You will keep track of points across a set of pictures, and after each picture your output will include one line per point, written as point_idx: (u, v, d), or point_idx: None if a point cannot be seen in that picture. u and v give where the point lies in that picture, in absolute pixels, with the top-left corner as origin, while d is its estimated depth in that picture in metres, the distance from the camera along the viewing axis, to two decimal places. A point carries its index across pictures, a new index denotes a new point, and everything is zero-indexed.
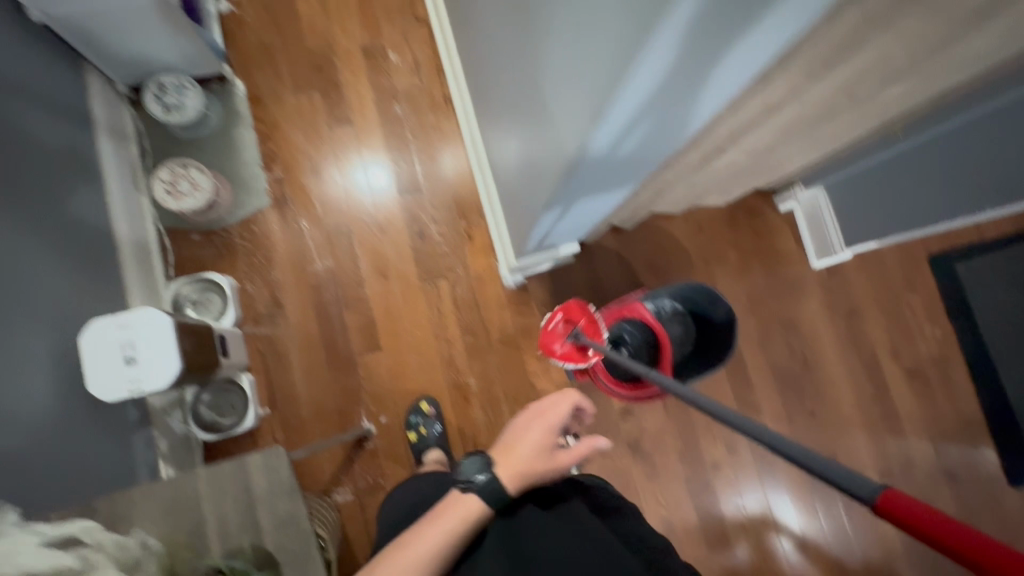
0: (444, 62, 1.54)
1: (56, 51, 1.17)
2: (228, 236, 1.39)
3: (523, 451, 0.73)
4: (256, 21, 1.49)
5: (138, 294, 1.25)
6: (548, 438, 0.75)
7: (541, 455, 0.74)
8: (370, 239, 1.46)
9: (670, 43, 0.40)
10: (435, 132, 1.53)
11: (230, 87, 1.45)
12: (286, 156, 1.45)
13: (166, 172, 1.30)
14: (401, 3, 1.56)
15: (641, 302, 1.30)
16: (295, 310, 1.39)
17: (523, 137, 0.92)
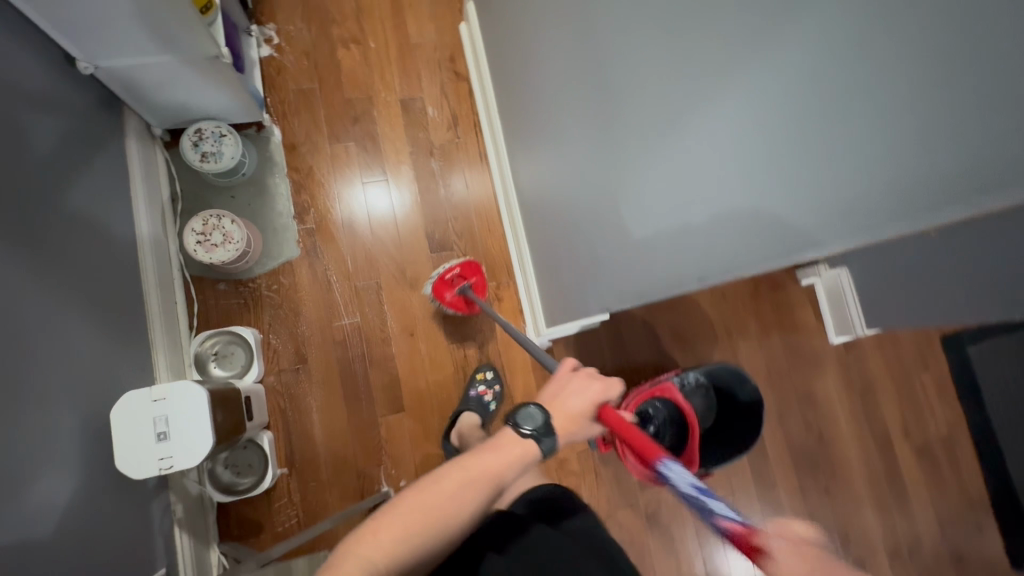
0: (482, 120, 1.55)
1: (97, 97, 1.14)
2: (255, 287, 1.36)
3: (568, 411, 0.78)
4: (298, 68, 1.48)
5: (161, 348, 1.21)
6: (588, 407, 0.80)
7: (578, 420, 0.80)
8: (399, 296, 1.44)
9: (907, 108, 0.35)
10: (469, 189, 1.53)
11: (268, 134, 1.43)
12: (318, 206, 1.43)
13: (199, 223, 1.28)
14: (442, 58, 1.57)
15: (671, 382, 1.30)
16: (319, 366, 1.37)
17: (598, 194, 0.89)
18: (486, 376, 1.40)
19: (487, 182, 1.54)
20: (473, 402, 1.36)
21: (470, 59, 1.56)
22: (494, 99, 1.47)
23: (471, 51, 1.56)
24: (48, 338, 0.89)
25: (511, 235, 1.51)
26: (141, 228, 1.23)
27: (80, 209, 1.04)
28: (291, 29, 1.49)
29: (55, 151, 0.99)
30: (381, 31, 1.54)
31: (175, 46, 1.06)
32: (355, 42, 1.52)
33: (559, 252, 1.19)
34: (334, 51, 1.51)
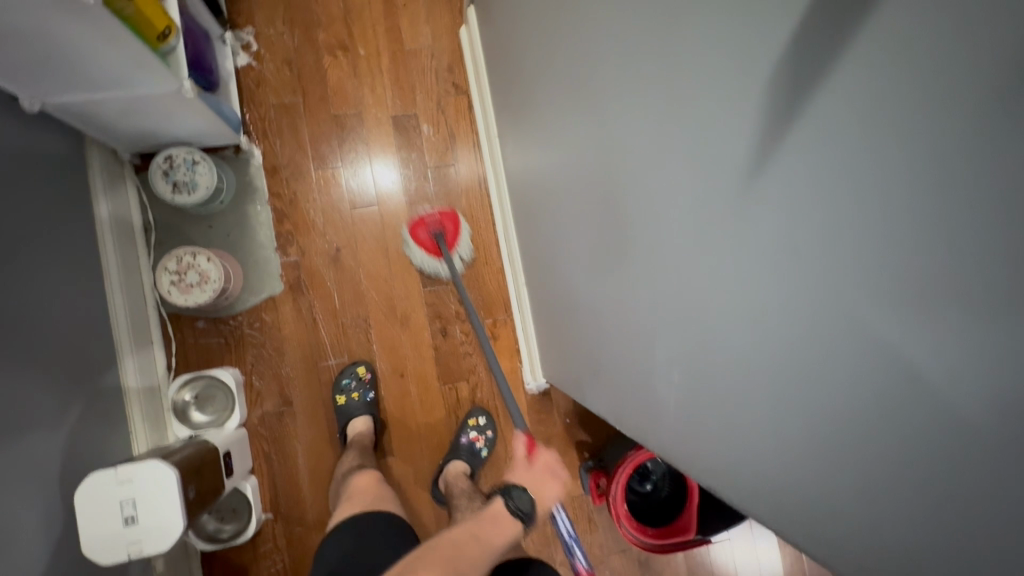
0: (482, 141, 1.42)
1: (51, 129, 1.03)
2: (236, 325, 1.29)
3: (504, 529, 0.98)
4: (279, 80, 1.35)
5: (136, 396, 1.16)
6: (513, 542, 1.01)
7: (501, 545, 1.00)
8: (388, 333, 1.36)
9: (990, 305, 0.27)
10: (466, 217, 1.43)
11: (247, 157, 1.32)
12: (302, 236, 1.34)
13: (173, 262, 1.19)
14: (440, 69, 1.42)
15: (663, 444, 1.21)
16: (305, 408, 1.31)
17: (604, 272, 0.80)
18: (479, 422, 1.35)
19: (485, 209, 1.43)
20: (463, 450, 1.31)
21: (470, 70, 1.42)
22: (494, 121, 1.34)
23: (471, 62, 1.41)
24: (4, 421, 0.82)
25: (510, 269, 1.41)
26: (110, 269, 1.15)
27: (38, 263, 0.95)
28: (272, 35, 1.35)
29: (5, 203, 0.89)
30: (373, 37, 1.40)
31: (133, 79, 0.94)
32: (342, 50, 1.38)
33: (556, 311, 1.10)
34: (320, 61, 1.37)
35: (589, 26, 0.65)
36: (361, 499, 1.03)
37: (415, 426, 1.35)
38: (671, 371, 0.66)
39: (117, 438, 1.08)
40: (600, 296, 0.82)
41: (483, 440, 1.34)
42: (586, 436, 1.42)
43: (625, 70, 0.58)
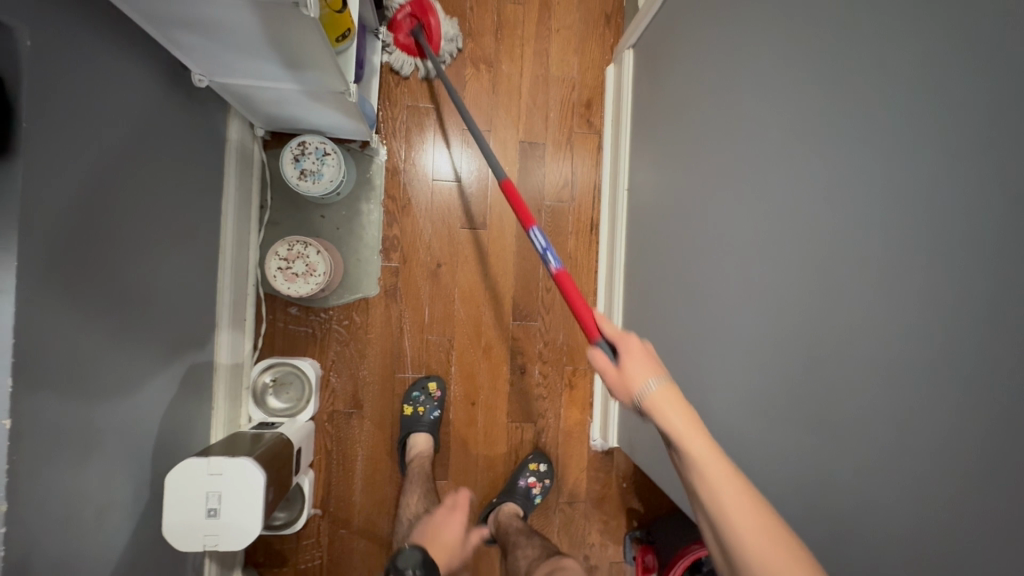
0: (603, 185, 1.38)
1: (204, 100, 1.03)
2: (326, 319, 1.29)
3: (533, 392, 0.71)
4: (419, 84, 1.33)
5: (224, 372, 1.16)
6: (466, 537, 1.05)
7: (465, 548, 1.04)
8: (469, 358, 1.34)
9: None
10: (570, 260, 1.38)
11: (372, 155, 1.31)
12: (407, 244, 1.32)
13: (284, 248, 1.19)
14: (577, 103, 1.38)
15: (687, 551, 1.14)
16: (373, 415, 1.30)
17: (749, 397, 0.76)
18: (539, 468, 1.32)
19: (590, 255, 1.39)
20: (520, 494, 1.29)
21: (609, 112, 1.37)
22: (625, 171, 1.29)
23: (612, 103, 1.37)
24: (118, 396, 0.82)
25: (602, 321, 1.37)
26: (226, 243, 1.15)
27: (168, 234, 0.95)
28: None
29: (150, 173, 0.88)
30: (520, 58, 1.36)
31: (302, 75, 0.91)
32: (486, 65, 1.35)
33: None
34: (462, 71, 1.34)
35: (817, 162, 0.61)
36: None
37: (474, 456, 1.34)
38: (817, 545, 0.61)
39: (201, 413, 1.09)
40: (741, 417, 0.78)
41: (539, 487, 1.31)
42: (638, 506, 1.39)
43: (863, 233, 0.54)
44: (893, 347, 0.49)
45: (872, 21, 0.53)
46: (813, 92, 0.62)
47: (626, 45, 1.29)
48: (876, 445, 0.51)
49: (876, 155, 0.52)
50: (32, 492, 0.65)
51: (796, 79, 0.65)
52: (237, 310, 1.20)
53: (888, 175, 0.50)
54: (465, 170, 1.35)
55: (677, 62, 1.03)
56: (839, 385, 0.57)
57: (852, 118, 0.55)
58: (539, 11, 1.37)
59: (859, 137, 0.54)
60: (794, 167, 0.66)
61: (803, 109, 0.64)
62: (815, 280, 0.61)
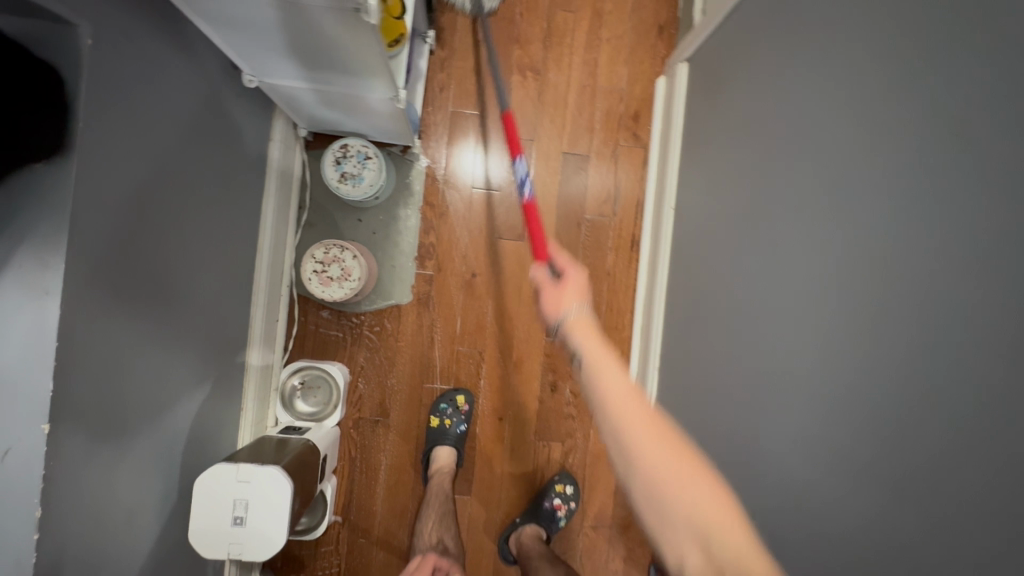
0: (647, 201, 1.33)
1: (250, 100, 1.01)
2: (358, 324, 1.27)
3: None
4: (463, 88, 1.30)
5: (254, 374, 1.15)
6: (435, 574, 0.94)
7: None
8: (499, 372, 1.30)
9: None
10: (607, 277, 1.33)
11: (412, 161, 1.29)
12: (442, 252, 1.29)
13: (320, 251, 1.17)
14: (624, 115, 1.34)
15: None
16: (399, 424, 1.28)
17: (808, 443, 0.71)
18: (565, 490, 1.28)
19: (629, 273, 1.34)
20: (544, 515, 1.25)
21: (657, 125, 1.33)
22: (674, 188, 1.24)
23: (661, 115, 1.32)
24: (150, 399, 0.81)
25: (638, 341, 1.32)
26: (264, 243, 1.14)
27: (208, 234, 0.93)
28: (470, 43, 1.30)
29: (194, 172, 0.86)
30: (568, 66, 1.33)
31: (355, 80, 0.89)
32: (533, 72, 1.32)
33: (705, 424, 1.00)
34: (507, 78, 1.31)
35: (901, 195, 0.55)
36: None
37: (499, 473, 1.30)
38: None
39: (230, 415, 1.08)
40: (788, 463, 0.72)
41: (564, 510, 1.27)
42: None
43: (964, 281, 0.48)
44: (1000, 415, 0.44)
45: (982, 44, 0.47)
46: (898, 118, 0.56)
47: (681, 57, 1.24)
48: (967, 517, 0.46)
49: (985, 194, 0.46)
50: (63, 501, 0.64)
51: (879, 104, 0.60)
52: (270, 311, 1.19)
53: (1002, 220, 0.44)
54: (505, 181, 1.32)
55: (738, 79, 0.99)
56: (922, 446, 0.51)
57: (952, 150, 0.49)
58: (590, 18, 1.33)
59: (960, 172, 0.49)
60: (869, 197, 0.60)
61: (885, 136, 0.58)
62: (895, 326, 0.55)
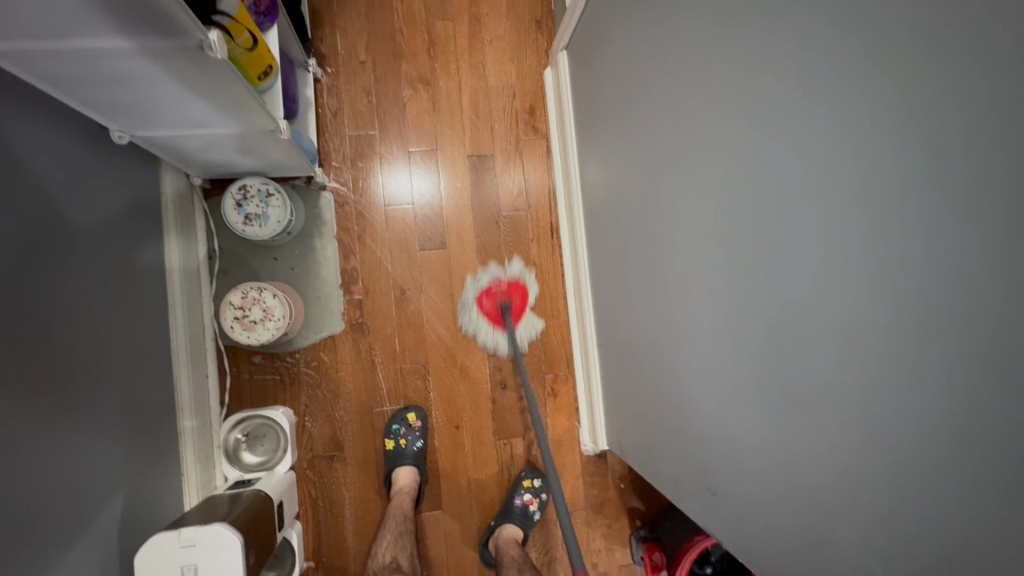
0: (559, 188, 1.37)
1: (127, 157, 0.98)
2: (293, 363, 1.24)
3: None
4: (356, 110, 1.30)
5: (191, 435, 1.11)
6: None
7: None
8: (447, 382, 1.30)
9: None
10: (535, 267, 1.36)
11: (319, 192, 1.27)
12: (368, 275, 1.28)
13: (238, 296, 1.14)
14: (520, 110, 1.38)
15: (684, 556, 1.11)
16: (356, 455, 1.26)
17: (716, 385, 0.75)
18: (534, 484, 1.28)
19: (555, 260, 1.37)
20: (517, 513, 1.25)
21: (552, 116, 1.37)
22: (577, 171, 1.28)
23: (555, 105, 1.36)
24: (65, 482, 0.76)
25: (576, 324, 1.35)
26: (174, 300, 1.10)
27: (105, 301, 0.89)
28: (355, 65, 1.31)
29: (73, 239, 0.83)
30: (457, 73, 1.35)
31: (231, 119, 0.88)
32: (423, 84, 1.34)
33: (639, 388, 1.03)
34: (399, 92, 1.32)
35: (745, 120, 0.58)
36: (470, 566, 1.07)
37: (466, 481, 1.30)
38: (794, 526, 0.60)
39: (168, 482, 1.03)
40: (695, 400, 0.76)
41: (536, 502, 1.27)
42: (638, 505, 1.36)
43: (788, 193, 0.51)
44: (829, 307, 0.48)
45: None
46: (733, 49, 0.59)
47: (560, 47, 1.29)
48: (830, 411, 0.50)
49: (794, 106, 0.49)
50: None
51: (706, 57, 0.64)
52: (196, 368, 1.14)
53: (805, 134, 0.48)
54: (418, 194, 1.32)
55: (608, 55, 1.03)
56: (791, 358, 0.54)
57: (767, 71, 0.52)
58: (469, 23, 1.36)
59: (774, 91, 0.52)
60: (723, 133, 0.63)
61: (725, 72, 0.61)
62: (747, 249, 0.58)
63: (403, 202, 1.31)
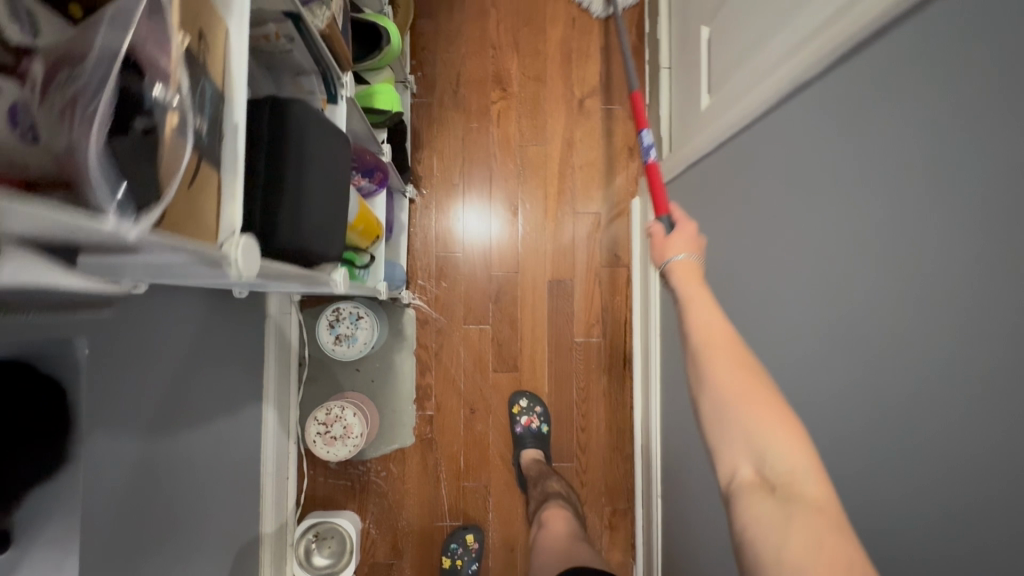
0: (635, 319, 1.35)
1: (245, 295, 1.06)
2: (365, 471, 1.31)
3: (563, 546, 0.99)
4: (445, 232, 1.35)
5: (268, 541, 1.17)
6: (554, 536, 1.04)
7: (560, 545, 1.01)
8: (507, 504, 1.32)
9: None
10: (603, 398, 1.36)
11: (402, 309, 1.33)
12: (441, 392, 1.33)
13: (322, 413, 1.21)
14: (605, 239, 1.37)
15: None
16: (413, 566, 1.30)
17: None
18: None
19: (625, 391, 1.36)
20: (529, 438, 1.29)
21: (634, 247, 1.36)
22: (659, 314, 1.24)
23: (640, 236, 1.34)
24: None
25: (640, 460, 1.33)
26: (268, 415, 1.16)
27: (219, 437, 0.97)
28: (446, 187, 1.36)
29: (199, 388, 0.90)
30: (545, 197, 1.37)
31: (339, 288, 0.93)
32: (511, 208, 1.36)
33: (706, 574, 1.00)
34: (490, 172, 1.37)
35: (850, 451, 0.54)
36: (557, 557, 0.97)
37: None
38: None
39: None
40: None
41: None
42: None
43: (903, 569, 0.48)
44: None
45: (903, 337, 0.47)
46: (842, 368, 0.56)
47: (651, 186, 1.28)
48: None
49: (924, 500, 0.45)
50: None
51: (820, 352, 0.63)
52: (280, 477, 1.22)
53: (934, 540, 0.45)
54: (496, 316, 1.35)
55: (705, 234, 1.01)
56: None
57: (889, 434, 0.49)
58: (561, 149, 1.38)
59: (891, 456, 0.49)
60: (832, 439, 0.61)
61: (829, 380, 0.58)
62: None
63: (480, 325, 1.35)
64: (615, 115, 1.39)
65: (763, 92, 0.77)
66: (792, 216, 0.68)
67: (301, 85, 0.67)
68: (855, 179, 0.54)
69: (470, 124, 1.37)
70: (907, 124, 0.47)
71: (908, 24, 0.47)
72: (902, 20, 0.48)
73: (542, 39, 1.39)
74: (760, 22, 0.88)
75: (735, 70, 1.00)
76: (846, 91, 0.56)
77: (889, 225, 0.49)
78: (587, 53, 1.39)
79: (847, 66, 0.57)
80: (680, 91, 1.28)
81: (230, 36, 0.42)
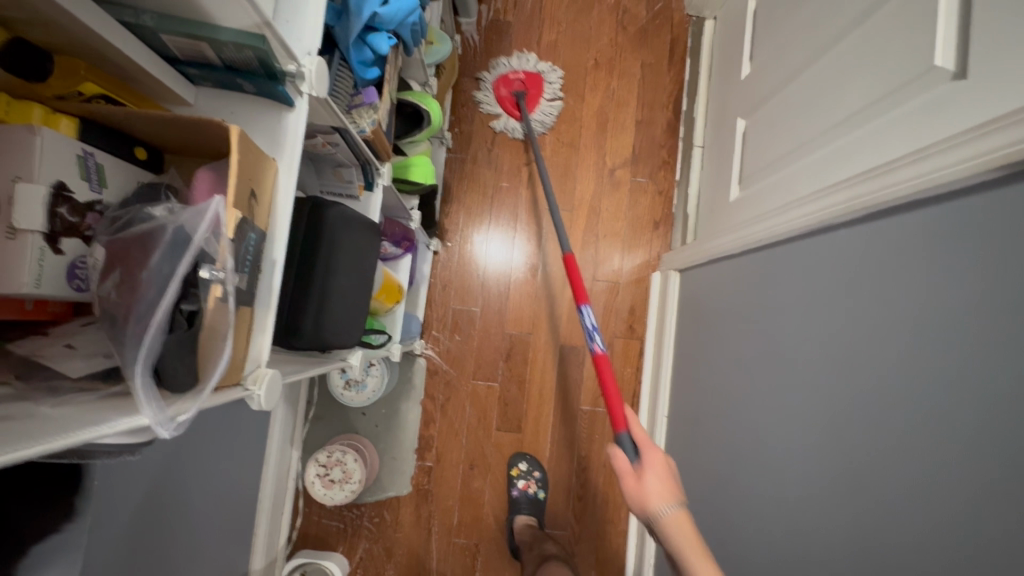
0: (643, 395, 1.34)
1: None
2: (359, 515, 1.32)
3: None
4: (463, 286, 1.37)
5: None
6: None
7: None
8: (496, 566, 1.31)
9: None
10: (603, 469, 1.35)
11: (413, 358, 1.36)
12: (443, 444, 1.34)
13: (324, 454, 1.23)
14: (620, 310, 1.37)
15: None
16: None
17: None
18: None
19: None
20: (523, 503, 1.27)
21: (651, 320, 1.36)
22: (668, 395, 1.24)
23: (656, 312, 1.35)
24: None
25: (635, 538, 1.31)
26: (272, 453, 1.18)
27: (225, 476, 0.97)
28: (469, 242, 1.38)
29: (215, 426, 0.91)
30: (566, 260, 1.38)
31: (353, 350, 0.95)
32: (532, 268, 1.38)
33: None
34: (514, 229, 1.39)
35: None
36: None
37: None
38: None
39: None
40: None
41: None
42: None
43: None
44: None
45: (971, 522, 0.45)
46: (879, 527, 0.54)
47: (673, 265, 1.28)
48: None
49: None
50: None
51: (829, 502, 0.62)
52: (276, 514, 1.23)
53: None
54: (505, 374, 1.36)
55: (721, 333, 1.01)
56: None
57: None
58: (587, 215, 1.39)
59: None
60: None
61: (858, 536, 0.57)
62: None
63: (489, 381, 1.36)
64: (642, 188, 1.40)
65: (804, 213, 0.78)
66: (828, 351, 0.67)
67: (341, 175, 0.70)
68: (915, 339, 0.54)
69: (500, 183, 1.39)
70: (987, 300, 0.47)
71: (993, 197, 0.48)
72: (982, 195, 0.49)
73: (580, 106, 1.41)
74: (801, 133, 0.89)
75: (767, 171, 1.00)
76: (906, 243, 0.57)
77: (953, 398, 0.48)
78: (622, 123, 1.41)
79: (912, 219, 0.57)
80: (710, 173, 1.29)
81: (280, 172, 0.45)
